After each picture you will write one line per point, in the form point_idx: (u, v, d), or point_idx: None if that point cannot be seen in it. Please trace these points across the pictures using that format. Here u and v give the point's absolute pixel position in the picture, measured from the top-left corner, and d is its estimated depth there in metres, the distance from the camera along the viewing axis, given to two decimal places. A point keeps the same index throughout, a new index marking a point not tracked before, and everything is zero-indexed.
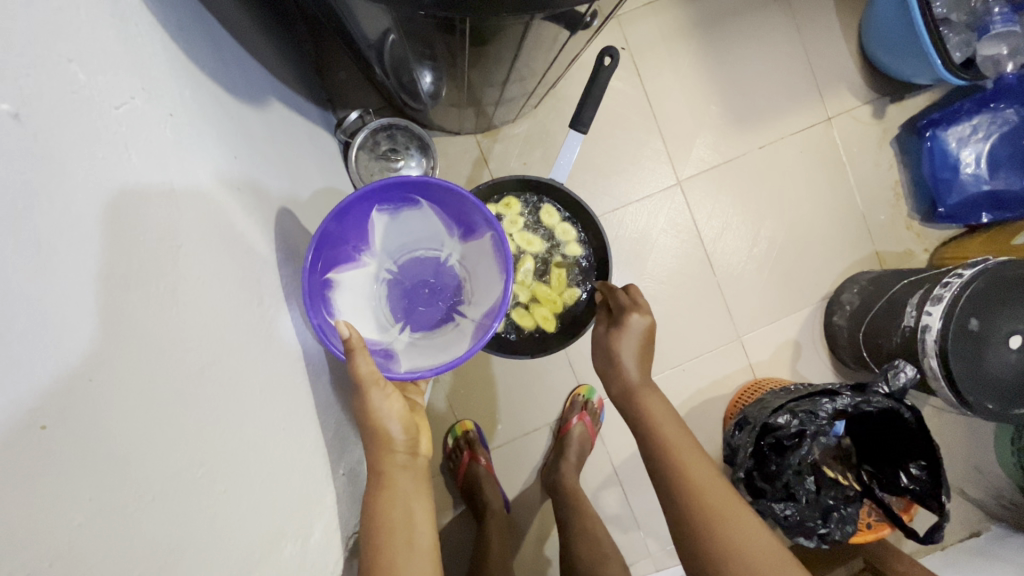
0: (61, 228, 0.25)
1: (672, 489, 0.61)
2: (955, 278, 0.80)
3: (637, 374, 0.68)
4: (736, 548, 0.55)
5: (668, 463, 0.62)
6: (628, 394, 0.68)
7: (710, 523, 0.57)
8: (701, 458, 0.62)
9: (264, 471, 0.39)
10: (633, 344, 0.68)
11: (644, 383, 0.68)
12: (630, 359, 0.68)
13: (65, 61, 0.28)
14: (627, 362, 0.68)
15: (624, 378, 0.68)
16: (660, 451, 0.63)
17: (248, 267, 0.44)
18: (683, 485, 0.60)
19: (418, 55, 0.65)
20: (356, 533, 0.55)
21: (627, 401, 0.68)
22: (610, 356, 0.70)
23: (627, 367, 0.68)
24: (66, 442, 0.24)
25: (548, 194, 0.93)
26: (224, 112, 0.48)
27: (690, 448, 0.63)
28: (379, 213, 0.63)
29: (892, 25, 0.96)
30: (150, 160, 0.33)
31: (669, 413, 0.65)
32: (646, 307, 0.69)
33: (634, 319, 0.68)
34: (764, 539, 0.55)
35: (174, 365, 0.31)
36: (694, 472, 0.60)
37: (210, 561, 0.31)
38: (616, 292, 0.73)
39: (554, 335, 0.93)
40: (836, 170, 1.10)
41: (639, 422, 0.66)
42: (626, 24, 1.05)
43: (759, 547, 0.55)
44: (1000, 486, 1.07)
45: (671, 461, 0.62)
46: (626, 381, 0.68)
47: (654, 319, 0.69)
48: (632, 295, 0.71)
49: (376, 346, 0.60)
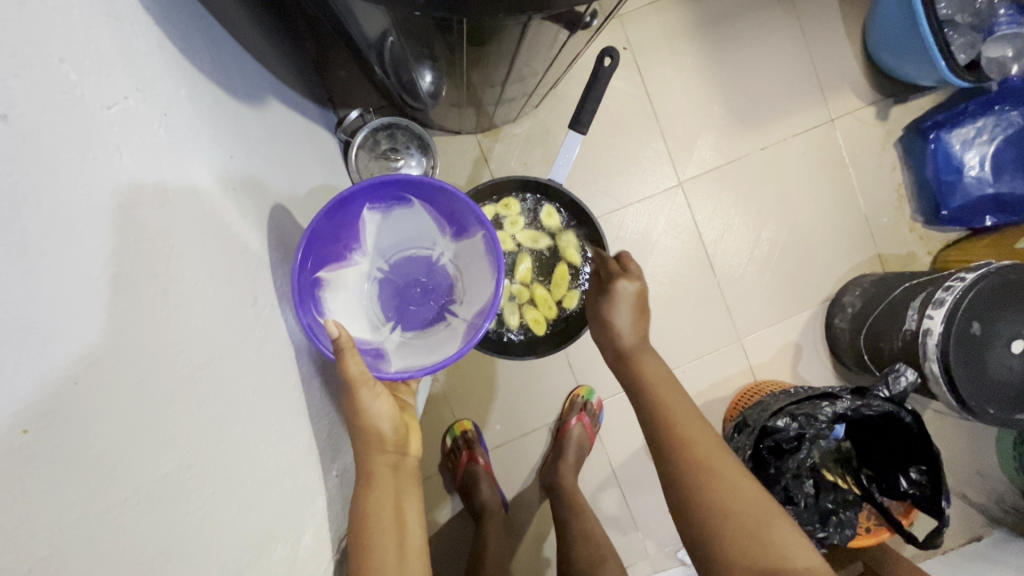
0: (51, 230, 0.25)
1: (666, 452, 0.60)
2: (957, 281, 0.80)
3: (633, 338, 0.68)
4: (725, 506, 0.54)
5: (664, 431, 0.61)
6: (624, 358, 0.68)
7: (707, 492, 0.56)
8: (700, 426, 0.61)
9: (256, 473, 0.39)
10: (626, 309, 0.69)
11: (640, 346, 0.68)
12: (624, 323, 0.68)
13: (56, 60, 0.28)
14: (619, 326, 0.68)
15: (618, 341, 0.68)
16: (657, 413, 0.63)
17: (241, 267, 0.44)
18: (682, 455, 0.59)
19: (416, 55, 0.65)
20: (345, 537, 0.55)
21: (623, 365, 0.68)
22: (603, 323, 0.71)
23: (620, 331, 0.68)
24: (51, 446, 0.24)
25: (548, 196, 0.92)
26: (220, 111, 0.48)
27: (688, 412, 0.62)
28: (371, 211, 0.62)
29: (895, 26, 0.96)
30: (142, 159, 0.33)
31: (667, 378, 0.65)
32: (636, 274, 0.70)
33: (624, 284, 0.69)
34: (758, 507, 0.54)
35: (164, 366, 0.31)
36: (691, 436, 0.60)
37: (200, 563, 0.31)
38: (607, 262, 0.73)
39: (547, 339, 0.93)
40: (838, 172, 1.09)
41: (635, 388, 0.66)
42: (628, 24, 1.04)
43: (746, 508, 0.54)
44: (1002, 491, 1.06)
45: (666, 424, 0.61)
46: (619, 345, 0.68)
47: (644, 284, 0.69)
48: (624, 262, 0.72)
49: (366, 345, 0.60)
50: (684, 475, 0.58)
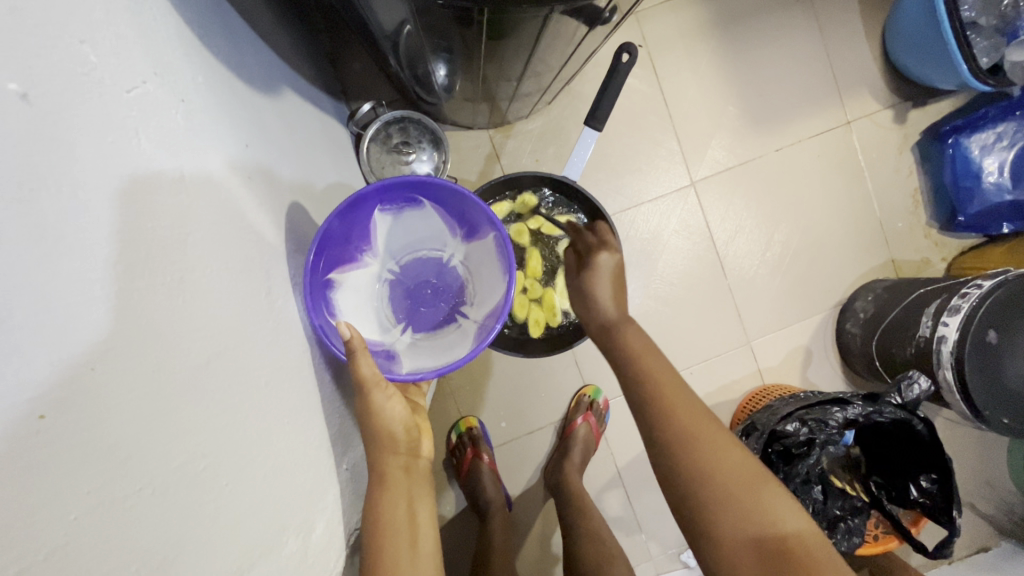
0: (70, 213, 0.25)
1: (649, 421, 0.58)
2: (973, 289, 0.78)
3: (614, 311, 0.65)
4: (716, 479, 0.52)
5: (651, 402, 0.58)
6: (607, 330, 0.65)
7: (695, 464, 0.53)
8: (688, 400, 0.58)
9: (268, 466, 0.39)
10: (607, 280, 0.66)
11: (623, 317, 0.64)
12: (606, 295, 0.66)
13: (76, 42, 0.27)
14: (601, 298, 0.65)
15: (602, 315, 0.65)
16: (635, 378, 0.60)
17: (257, 257, 0.44)
18: (666, 427, 0.56)
19: (434, 47, 0.64)
20: (356, 530, 0.54)
21: (605, 337, 0.65)
22: (584, 298, 0.68)
23: (603, 304, 0.65)
24: (67, 433, 0.23)
25: (573, 199, 0.91)
26: (237, 99, 0.48)
27: (668, 373, 0.59)
28: (382, 212, 0.62)
29: (916, 29, 0.95)
30: (160, 145, 0.33)
31: (651, 349, 0.61)
32: (615, 249, 0.69)
33: (603, 257, 0.68)
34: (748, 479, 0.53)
35: (180, 356, 0.31)
36: (676, 404, 0.57)
37: (212, 555, 0.31)
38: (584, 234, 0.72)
39: (541, 342, 0.93)
40: (854, 176, 1.07)
41: (619, 360, 0.62)
42: (645, 22, 1.03)
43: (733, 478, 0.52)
44: (1011, 500, 1.05)
45: (652, 393, 0.58)
46: (602, 319, 0.65)
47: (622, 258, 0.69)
48: (602, 236, 0.71)
49: (377, 346, 0.60)
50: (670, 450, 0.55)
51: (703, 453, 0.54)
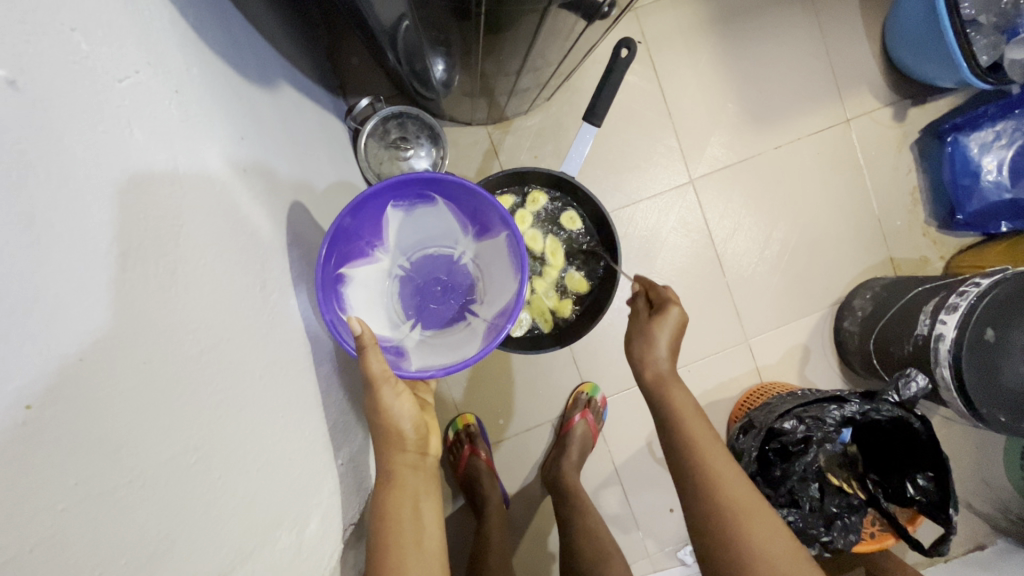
0: (56, 200, 0.24)
1: (694, 482, 0.61)
2: (971, 287, 0.78)
3: (667, 364, 0.68)
4: (765, 554, 0.55)
5: (695, 464, 0.61)
6: (660, 383, 0.68)
7: (741, 533, 0.56)
8: (731, 469, 0.61)
9: (261, 460, 0.38)
10: (669, 334, 0.68)
11: (670, 373, 0.68)
12: (664, 347, 0.68)
13: (67, 30, 0.27)
14: (660, 349, 0.68)
15: (657, 365, 0.68)
16: (680, 437, 0.64)
17: (251, 251, 0.43)
18: (710, 490, 0.59)
19: (432, 42, 0.63)
20: (351, 525, 0.54)
21: (656, 391, 0.68)
22: (643, 344, 0.70)
23: (660, 355, 0.68)
24: (55, 421, 0.23)
25: (575, 201, 0.91)
26: (232, 92, 0.47)
27: (713, 442, 0.63)
28: (393, 208, 0.61)
29: (916, 27, 0.94)
30: (152, 136, 0.32)
31: (696, 413, 0.65)
32: (676, 299, 0.69)
33: (673, 310, 0.68)
34: (793, 558, 0.54)
35: (170, 349, 0.31)
36: (722, 474, 0.60)
37: (201, 548, 0.31)
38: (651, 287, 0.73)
39: (518, 342, 0.90)
40: (852, 173, 1.07)
41: (665, 419, 0.66)
42: (644, 17, 1.03)
43: (780, 552, 0.55)
44: (1008, 500, 1.04)
45: (695, 456, 0.62)
46: (657, 369, 0.68)
47: (684, 311, 0.69)
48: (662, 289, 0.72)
49: (387, 343, 0.60)
50: (715, 513, 0.58)
51: (755, 529, 0.56)
